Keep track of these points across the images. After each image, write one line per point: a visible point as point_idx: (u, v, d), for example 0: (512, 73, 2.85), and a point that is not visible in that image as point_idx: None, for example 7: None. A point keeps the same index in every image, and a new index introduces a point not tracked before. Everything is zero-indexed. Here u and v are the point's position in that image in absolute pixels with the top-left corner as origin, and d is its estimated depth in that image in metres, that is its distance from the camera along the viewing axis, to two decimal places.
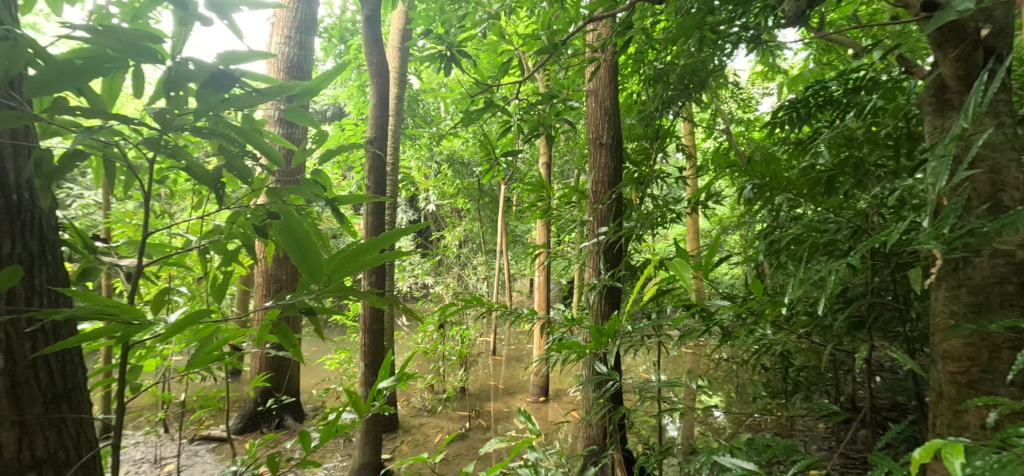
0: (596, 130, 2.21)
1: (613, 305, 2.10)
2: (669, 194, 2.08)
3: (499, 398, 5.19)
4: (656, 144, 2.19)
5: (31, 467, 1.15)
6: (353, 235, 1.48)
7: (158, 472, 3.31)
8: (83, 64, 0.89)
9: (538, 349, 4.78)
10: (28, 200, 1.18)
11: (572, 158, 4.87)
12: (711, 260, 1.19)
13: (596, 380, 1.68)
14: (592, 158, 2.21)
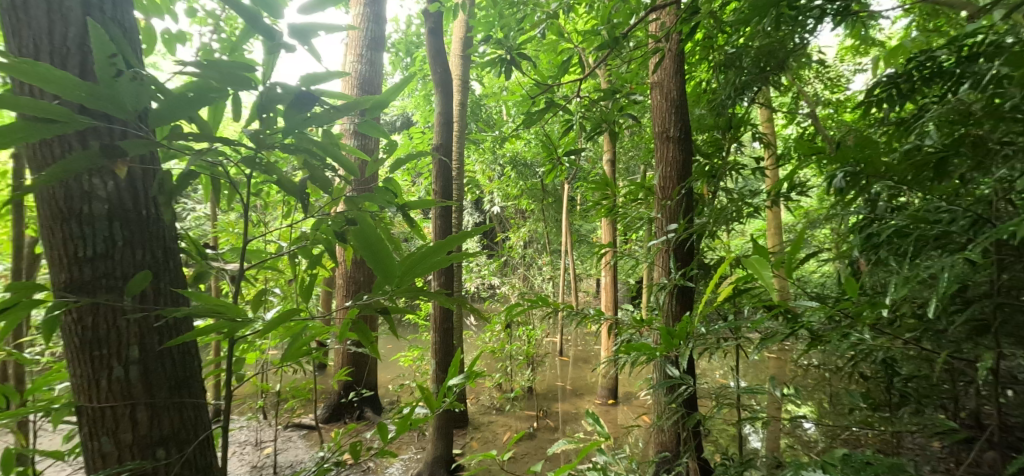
0: (663, 123, 2.10)
1: (685, 305, 1.99)
2: (745, 186, 1.99)
3: (567, 399, 5.15)
4: (730, 134, 2.12)
5: (160, 443, 1.34)
6: (422, 237, 1.51)
7: (260, 454, 3.58)
8: (195, 97, 1.01)
9: (607, 351, 4.69)
10: (154, 214, 1.35)
11: (638, 153, 4.74)
12: (795, 258, 1.09)
13: (668, 384, 1.61)
14: (659, 153, 2.12)
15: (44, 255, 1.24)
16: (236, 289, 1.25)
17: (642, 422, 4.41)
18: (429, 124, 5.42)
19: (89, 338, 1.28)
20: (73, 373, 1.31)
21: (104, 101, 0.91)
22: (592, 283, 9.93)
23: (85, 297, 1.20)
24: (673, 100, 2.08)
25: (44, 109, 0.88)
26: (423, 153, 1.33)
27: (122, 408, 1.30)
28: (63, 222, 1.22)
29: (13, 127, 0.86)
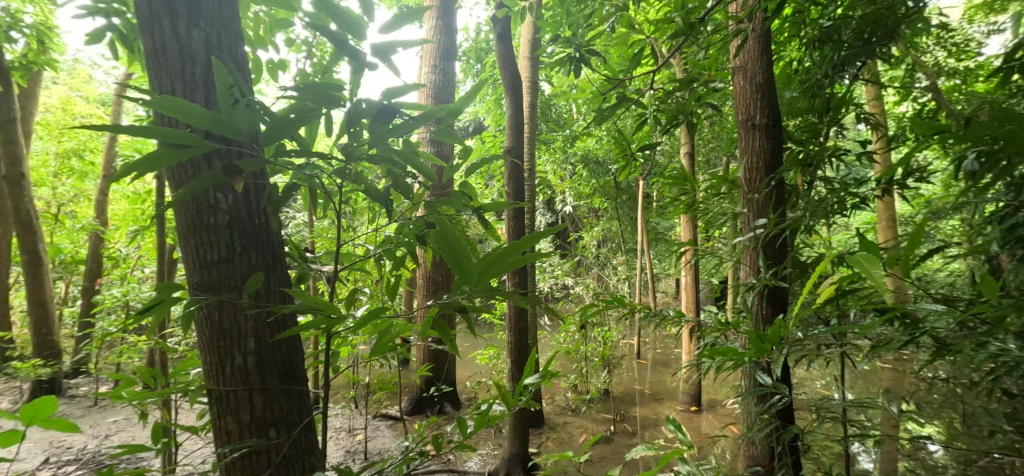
0: (747, 111, 1.94)
1: (777, 309, 1.83)
2: (849, 174, 1.80)
3: (646, 403, 4.98)
4: (828, 118, 1.93)
5: (272, 424, 1.52)
6: (496, 238, 1.51)
7: (353, 440, 3.78)
8: (296, 117, 1.13)
9: (688, 355, 4.49)
10: (265, 222, 1.53)
11: (719, 145, 4.49)
12: (914, 254, 0.98)
13: (759, 392, 1.50)
14: (743, 144, 1.96)
15: (181, 260, 1.48)
16: (330, 289, 1.46)
17: (729, 432, 4.17)
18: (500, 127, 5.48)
19: (215, 332, 1.49)
20: (205, 361, 1.53)
21: (225, 127, 1.07)
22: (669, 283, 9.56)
23: (213, 294, 1.41)
24: (760, 86, 1.91)
25: (175, 136, 1.03)
26: (497, 156, 1.35)
27: (243, 391, 1.49)
28: (196, 233, 1.44)
29: (160, 155, 1.04)
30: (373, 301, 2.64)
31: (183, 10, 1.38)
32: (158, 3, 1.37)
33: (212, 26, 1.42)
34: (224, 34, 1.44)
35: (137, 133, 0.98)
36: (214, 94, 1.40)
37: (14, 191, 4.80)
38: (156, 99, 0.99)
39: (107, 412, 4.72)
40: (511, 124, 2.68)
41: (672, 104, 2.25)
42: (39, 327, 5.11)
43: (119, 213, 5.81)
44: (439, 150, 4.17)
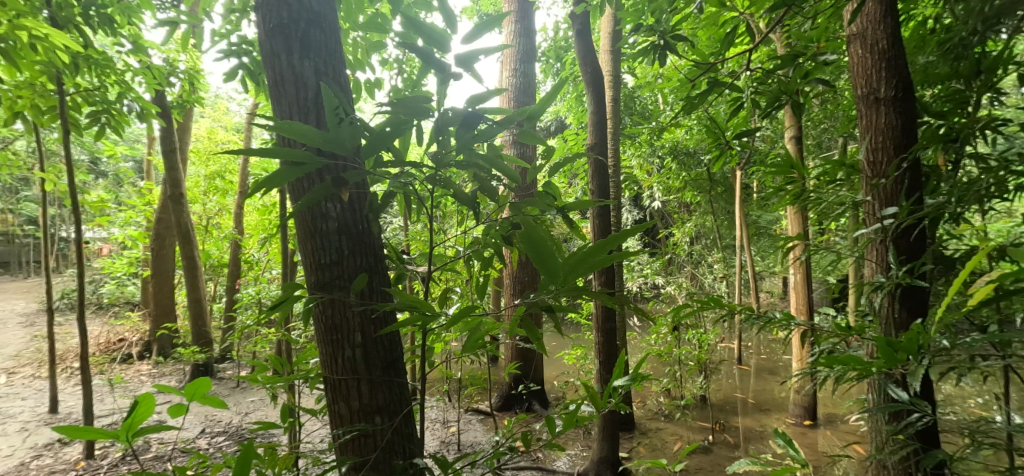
0: (869, 83, 1.74)
1: (915, 313, 1.63)
2: (1008, 150, 1.52)
3: (750, 413, 4.66)
4: (978, 83, 1.67)
5: (376, 411, 1.68)
6: (581, 237, 1.46)
7: (447, 432, 3.89)
8: (392, 130, 1.19)
9: (799, 362, 4.15)
10: (366, 228, 1.68)
11: (832, 125, 4.05)
12: None
13: (893, 408, 1.33)
14: (863, 118, 1.77)
15: (301, 262, 1.68)
16: (426, 288, 1.55)
17: (854, 453, 3.79)
18: (582, 124, 5.39)
19: (329, 326, 1.69)
20: (322, 352, 1.74)
21: (331, 143, 1.16)
22: (772, 281, 8.84)
23: (326, 293, 1.59)
24: (884, 53, 1.70)
25: (293, 155, 1.13)
26: (582, 153, 1.30)
27: (352, 380, 1.67)
28: (311, 239, 1.64)
29: (276, 172, 1.15)
30: (463, 301, 2.68)
31: (297, 45, 1.63)
32: (278, 41, 1.63)
33: (319, 57, 1.66)
34: (329, 62, 1.68)
35: (264, 155, 1.10)
36: (324, 115, 1.64)
37: (175, 208, 5.55)
38: (278, 123, 1.10)
39: (247, 392, 5.25)
40: (594, 121, 2.60)
41: (771, 85, 2.07)
42: (199, 320, 5.86)
43: (252, 223, 6.50)
44: (523, 152, 4.14)
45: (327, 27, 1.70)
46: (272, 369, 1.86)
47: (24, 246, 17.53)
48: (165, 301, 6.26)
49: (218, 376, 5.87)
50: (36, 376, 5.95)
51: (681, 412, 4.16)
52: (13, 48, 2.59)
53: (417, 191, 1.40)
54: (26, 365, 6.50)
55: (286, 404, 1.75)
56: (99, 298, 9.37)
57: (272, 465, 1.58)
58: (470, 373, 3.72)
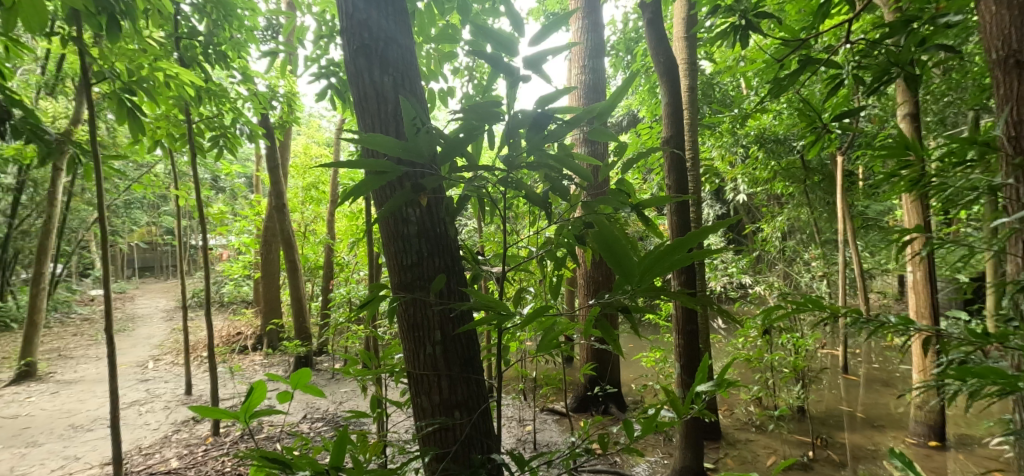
0: (1005, 40, 1.53)
1: None
2: None
3: (859, 429, 4.24)
4: None
5: (456, 407, 1.70)
6: (659, 235, 1.39)
7: (524, 430, 3.88)
8: (466, 136, 1.21)
9: (920, 373, 3.74)
10: (443, 230, 1.72)
11: (954, 99, 3.58)
12: None
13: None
14: (1001, 86, 1.56)
15: (384, 265, 1.74)
16: (501, 287, 1.53)
17: None
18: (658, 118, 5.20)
19: (410, 324, 1.73)
20: (405, 348, 1.80)
21: (410, 152, 1.20)
22: (884, 281, 7.97)
23: (408, 292, 1.64)
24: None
25: (376, 166, 1.18)
26: (657, 147, 1.24)
27: (433, 376, 1.71)
28: (393, 243, 1.70)
29: (361, 182, 1.20)
30: (538, 300, 2.65)
31: (376, 62, 1.70)
32: (360, 61, 1.70)
33: (397, 72, 1.71)
34: (406, 78, 1.73)
35: (351, 166, 1.16)
36: (403, 127, 1.70)
37: (279, 216, 6.05)
38: (361, 136, 1.15)
39: (342, 383, 5.54)
40: (668, 112, 2.48)
41: (879, 56, 1.86)
42: (301, 316, 6.26)
43: (342, 228, 6.90)
44: (594, 150, 4.05)
45: (403, 42, 1.75)
46: (361, 363, 1.93)
47: (161, 252, 19.91)
48: (273, 298, 6.74)
49: (316, 368, 6.24)
50: (173, 363, 6.70)
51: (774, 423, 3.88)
52: (151, 85, 3.01)
53: (490, 194, 1.41)
54: (167, 352, 7.33)
55: (374, 397, 1.82)
56: (221, 297, 10.39)
57: (363, 452, 1.65)
58: (545, 372, 3.68)
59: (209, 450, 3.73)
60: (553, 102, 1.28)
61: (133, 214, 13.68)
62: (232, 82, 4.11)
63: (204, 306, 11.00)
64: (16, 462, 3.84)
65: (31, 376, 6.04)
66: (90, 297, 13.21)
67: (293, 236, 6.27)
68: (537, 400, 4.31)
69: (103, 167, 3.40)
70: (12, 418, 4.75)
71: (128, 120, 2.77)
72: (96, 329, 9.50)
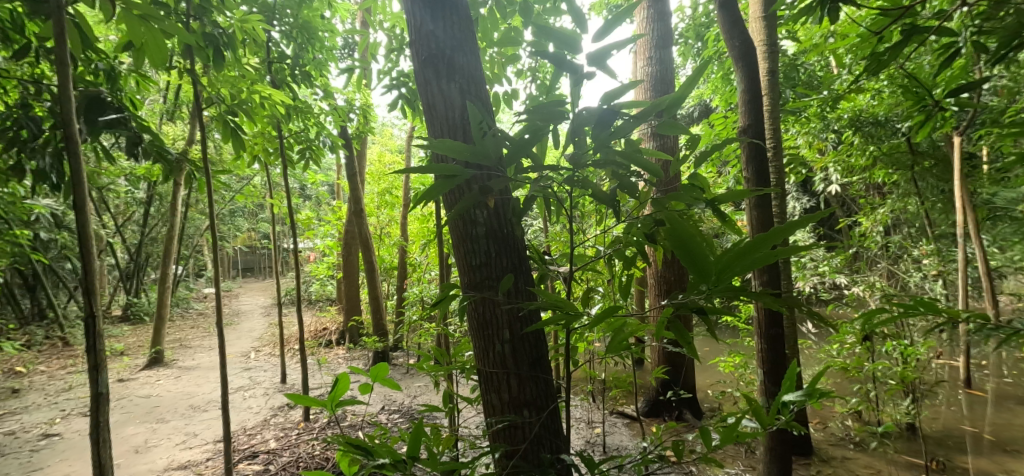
0: None
1: None
2: None
3: (986, 454, 3.77)
4: None
5: (524, 405, 1.69)
6: (737, 232, 1.30)
7: (593, 432, 3.80)
8: (531, 137, 1.20)
9: None
10: (510, 231, 1.71)
11: None
12: None
13: None
14: None
15: (454, 265, 1.76)
16: (568, 288, 1.50)
17: None
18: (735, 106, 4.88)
19: (480, 322, 1.74)
20: (475, 346, 1.81)
21: (478, 156, 1.21)
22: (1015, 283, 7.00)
23: (478, 292, 1.65)
24: None
25: (446, 170, 1.19)
26: (733, 138, 1.15)
27: (502, 374, 1.71)
28: (462, 244, 1.72)
29: (431, 186, 1.23)
30: (608, 300, 2.57)
31: (444, 70, 1.72)
32: (428, 71, 1.74)
33: (463, 78, 1.73)
34: (472, 83, 1.74)
35: (421, 172, 1.17)
36: (470, 131, 1.71)
37: (359, 221, 6.35)
38: (431, 142, 1.17)
39: (416, 378, 5.71)
40: (744, 101, 2.34)
41: (1005, 20, 1.62)
42: (378, 314, 6.49)
43: (415, 231, 7.12)
44: (663, 144, 3.89)
45: (469, 49, 1.76)
46: (434, 359, 1.97)
47: (260, 256, 21.62)
48: (353, 297, 7.07)
49: (393, 363, 6.45)
50: (272, 354, 7.24)
51: (877, 441, 3.55)
52: (250, 107, 3.30)
53: (556, 194, 1.38)
54: (266, 344, 7.93)
55: (446, 392, 1.84)
56: (309, 295, 11.05)
57: (436, 445, 1.67)
58: (614, 374, 3.57)
59: (302, 434, 3.96)
60: (618, 97, 1.24)
61: (236, 221, 14.95)
62: (315, 99, 4.38)
63: (296, 304, 11.78)
64: (147, 435, 4.29)
65: (158, 361, 6.77)
66: (203, 294, 14.64)
67: (370, 238, 6.55)
68: (606, 403, 4.22)
69: (212, 182, 3.74)
70: (144, 397, 5.33)
71: (233, 138, 3.06)
72: (209, 322, 10.49)
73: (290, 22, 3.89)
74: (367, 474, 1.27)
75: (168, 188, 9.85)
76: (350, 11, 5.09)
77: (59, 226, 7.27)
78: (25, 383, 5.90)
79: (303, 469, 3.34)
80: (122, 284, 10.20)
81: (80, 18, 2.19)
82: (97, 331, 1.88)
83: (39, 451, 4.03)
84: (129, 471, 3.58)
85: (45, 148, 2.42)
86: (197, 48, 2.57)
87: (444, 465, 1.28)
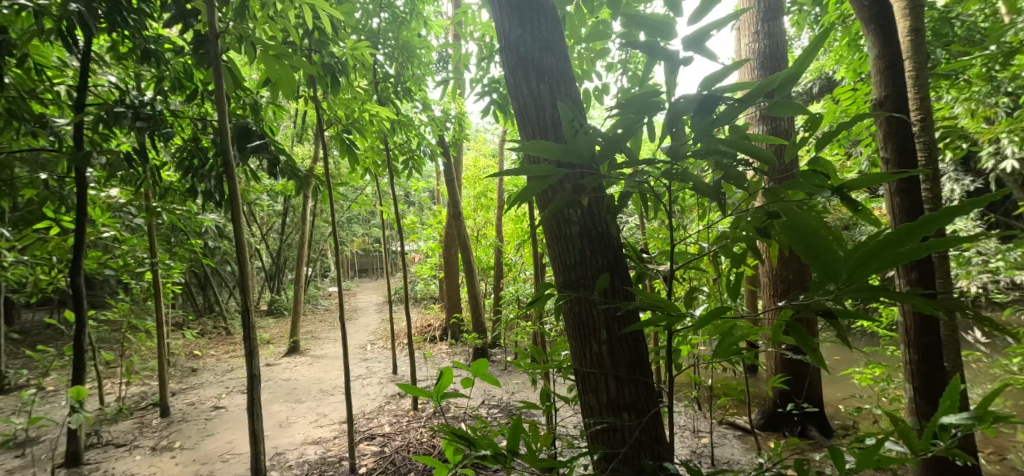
0: None
1: None
2: None
3: None
4: None
5: (623, 409, 1.61)
6: (872, 223, 1.13)
7: (700, 442, 3.56)
8: (625, 132, 1.14)
9: None
10: (604, 229, 1.64)
11: None
12: None
13: None
14: None
15: (549, 264, 1.73)
16: (668, 287, 1.40)
17: None
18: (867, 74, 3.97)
19: (576, 322, 1.69)
20: (571, 346, 1.76)
21: (572, 155, 1.16)
22: None
23: (573, 291, 1.60)
24: None
25: (539, 170, 1.15)
26: (865, 115, 1.00)
27: (600, 375, 1.64)
28: (556, 243, 1.68)
29: (524, 188, 1.20)
30: (714, 301, 2.38)
31: (533, 72, 1.70)
32: (518, 74, 1.72)
33: (553, 79, 1.69)
34: (561, 81, 1.70)
35: (515, 173, 1.15)
36: (562, 130, 1.67)
37: (457, 224, 6.56)
38: (525, 143, 1.14)
39: (514, 375, 5.76)
40: (877, 69, 2.07)
41: None
42: (477, 311, 6.62)
43: (510, 231, 7.20)
44: (775, 127, 3.43)
45: (557, 49, 1.72)
46: (531, 357, 1.93)
47: (374, 258, 23.25)
48: (454, 295, 7.30)
49: (492, 360, 6.56)
50: (384, 346, 7.74)
51: None
52: (362, 125, 3.54)
53: (653, 188, 1.30)
54: (379, 338, 8.48)
55: (543, 390, 1.80)
56: (415, 294, 11.65)
57: (533, 442, 1.64)
58: (723, 380, 3.29)
59: (412, 421, 4.16)
60: (721, 81, 1.13)
61: (353, 228, 16.21)
62: (415, 112, 4.58)
63: (404, 302, 12.47)
64: (289, 412, 4.76)
65: (295, 350, 7.51)
66: (329, 292, 16.13)
67: (468, 240, 6.74)
68: (714, 411, 3.94)
69: (332, 192, 4.06)
70: (284, 380, 5.96)
71: (349, 153, 3.30)
72: (334, 317, 11.51)
73: (392, 44, 4.22)
74: (470, 464, 1.25)
75: (299, 201, 10.96)
76: (443, 26, 5.29)
77: (220, 235, 8.44)
78: (199, 364, 6.85)
79: (413, 454, 3.50)
80: (266, 283, 11.52)
81: (231, 62, 2.51)
82: (250, 322, 2.10)
83: (210, 419, 4.63)
84: (275, 442, 4.00)
85: (211, 172, 2.83)
86: (318, 75, 2.81)
87: (542, 462, 1.24)
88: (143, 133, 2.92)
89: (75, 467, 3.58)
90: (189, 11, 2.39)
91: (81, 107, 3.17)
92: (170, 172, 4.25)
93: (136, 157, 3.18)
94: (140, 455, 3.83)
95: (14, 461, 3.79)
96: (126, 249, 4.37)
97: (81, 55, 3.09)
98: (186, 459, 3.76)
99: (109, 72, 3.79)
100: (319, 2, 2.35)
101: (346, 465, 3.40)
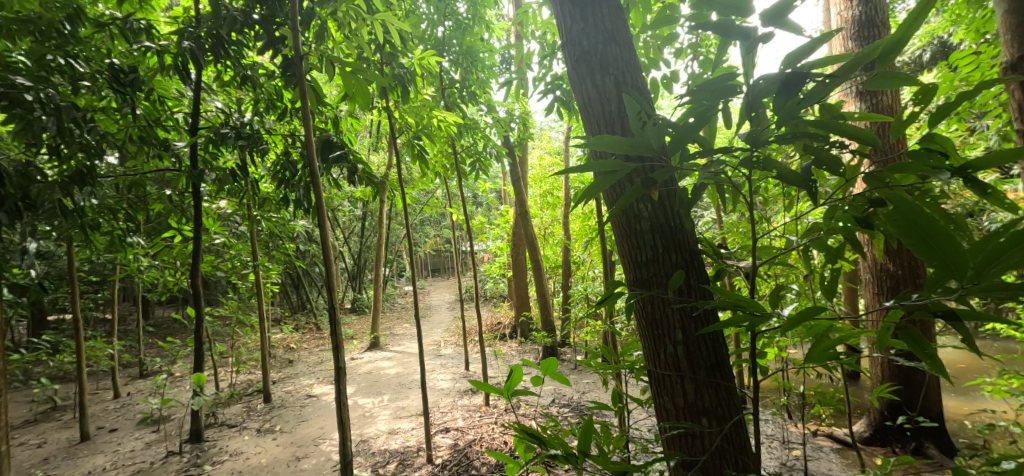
0: None
1: None
2: None
3: None
4: None
5: (703, 414, 1.52)
6: (1000, 206, 0.98)
7: (789, 452, 3.29)
8: (698, 121, 1.05)
9: None
10: (677, 224, 1.55)
11: None
12: None
13: None
14: None
15: (618, 262, 1.67)
16: (751, 285, 1.27)
17: None
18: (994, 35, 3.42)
19: (649, 321, 1.61)
20: (643, 345, 1.68)
21: (640, 148, 1.09)
22: None
23: (645, 290, 1.52)
24: None
25: (606, 166, 1.10)
26: (992, 82, 0.86)
27: (675, 377, 1.56)
28: (627, 239, 1.61)
29: (592, 184, 1.13)
30: (804, 301, 2.17)
31: (597, 65, 1.63)
32: (581, 68, 1.66)
33: (618, 70, 1.62)
34: (628, 72, 1.62)
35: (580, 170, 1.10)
36: (629, 122, 1.60)
37: (524, 222, 6.55)
38: (591, 139, 1.09)
39: (584, 374, 5.65)
40: (1007, 27, 1.52)
41: None
42: (546, 310, 6.55)
43: (578, 227, 7.05)
44: (876, 103, 3.00)
45: (622, 40, 1.64)
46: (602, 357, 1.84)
47: (446, 258, 23.79)
48: (523, 294, 7.28)
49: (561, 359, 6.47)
50: (456, 343, 7.87)
51: None
52: (431, 131, 3.59)
53: (731, 178, 1.19)
54: (452, 335, 8.66)
55: (615, 391, 1.71)
56: (486, 292, 11.78)
57: (606, 444, 1.56)
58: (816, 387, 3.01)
59: (484, 417, 4.19)
60: (808, 56, 1.01)
61: (424, 228, 16.68)
62: (481, 115, 4.58)
63: (475, 300, 12.64)
64: (370, 404, 4.95)
65: (376, 346, 7.84)
66: (406, 292, 16.78)
67: (536, 239, 6.71)
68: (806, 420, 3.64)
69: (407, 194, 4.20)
70: (365, 374, 6.23)
71: (420, 159, 3.37)
72: (410, 315, 11.93)
73: (456, 51, 4.27)
74: (540, 463, 1.21)
75: (377, 205, 11.42)
76: (506, 28, 5.29)
77: (310, 241, 8.97)
78: (294, 356, 7.34)
79: (485, 449, 3.52)
80: (350, 283, 12.12)
81: (315, 82, 2.63)
82: (337, 319, 2.17)
83: (304, 406, 4.92)
84: (361, 430, 4.19)
85: (300, 182, 3.00)
86: (388, 88, 2.85)
87: (615, 465, 1.17)
88: (245, 150, 3.22)
89: (197, 443, 3.95)
90: (277, 38, 2.52)
91: (195, 130, 3.44)
92: (267, 182, 4.55)
93: (238, 171, 3.46)
94: (248, 436, 4.14)
95: (151, 435, 4.24)
96: (233, 254, 4.75)
97: (195, 87, 3.35)
98: (283, 442, 4.01)
99: (216, 99, 4.13)
100: (389, 17, 2.36)
101: (423, 457, 3.48)
